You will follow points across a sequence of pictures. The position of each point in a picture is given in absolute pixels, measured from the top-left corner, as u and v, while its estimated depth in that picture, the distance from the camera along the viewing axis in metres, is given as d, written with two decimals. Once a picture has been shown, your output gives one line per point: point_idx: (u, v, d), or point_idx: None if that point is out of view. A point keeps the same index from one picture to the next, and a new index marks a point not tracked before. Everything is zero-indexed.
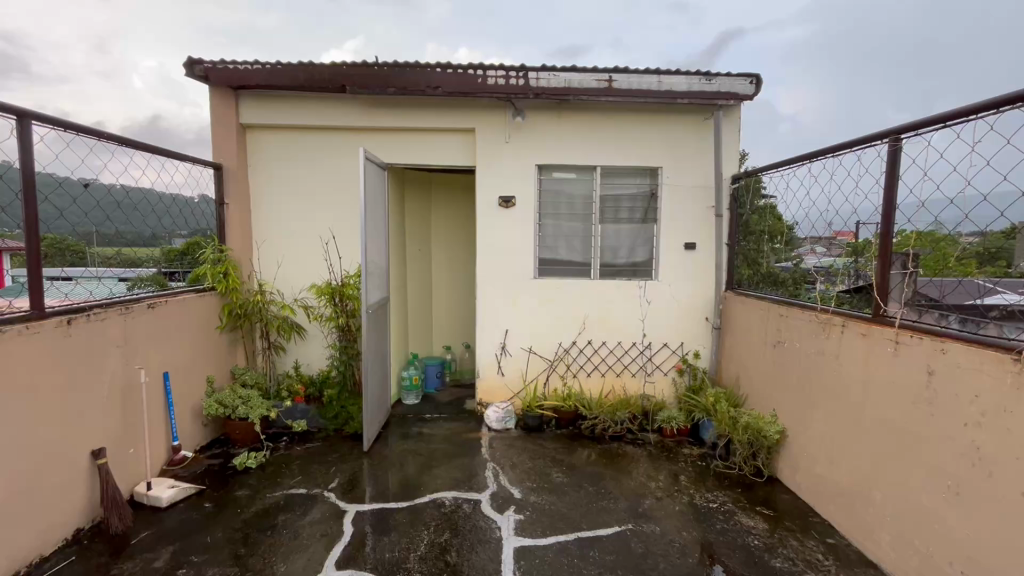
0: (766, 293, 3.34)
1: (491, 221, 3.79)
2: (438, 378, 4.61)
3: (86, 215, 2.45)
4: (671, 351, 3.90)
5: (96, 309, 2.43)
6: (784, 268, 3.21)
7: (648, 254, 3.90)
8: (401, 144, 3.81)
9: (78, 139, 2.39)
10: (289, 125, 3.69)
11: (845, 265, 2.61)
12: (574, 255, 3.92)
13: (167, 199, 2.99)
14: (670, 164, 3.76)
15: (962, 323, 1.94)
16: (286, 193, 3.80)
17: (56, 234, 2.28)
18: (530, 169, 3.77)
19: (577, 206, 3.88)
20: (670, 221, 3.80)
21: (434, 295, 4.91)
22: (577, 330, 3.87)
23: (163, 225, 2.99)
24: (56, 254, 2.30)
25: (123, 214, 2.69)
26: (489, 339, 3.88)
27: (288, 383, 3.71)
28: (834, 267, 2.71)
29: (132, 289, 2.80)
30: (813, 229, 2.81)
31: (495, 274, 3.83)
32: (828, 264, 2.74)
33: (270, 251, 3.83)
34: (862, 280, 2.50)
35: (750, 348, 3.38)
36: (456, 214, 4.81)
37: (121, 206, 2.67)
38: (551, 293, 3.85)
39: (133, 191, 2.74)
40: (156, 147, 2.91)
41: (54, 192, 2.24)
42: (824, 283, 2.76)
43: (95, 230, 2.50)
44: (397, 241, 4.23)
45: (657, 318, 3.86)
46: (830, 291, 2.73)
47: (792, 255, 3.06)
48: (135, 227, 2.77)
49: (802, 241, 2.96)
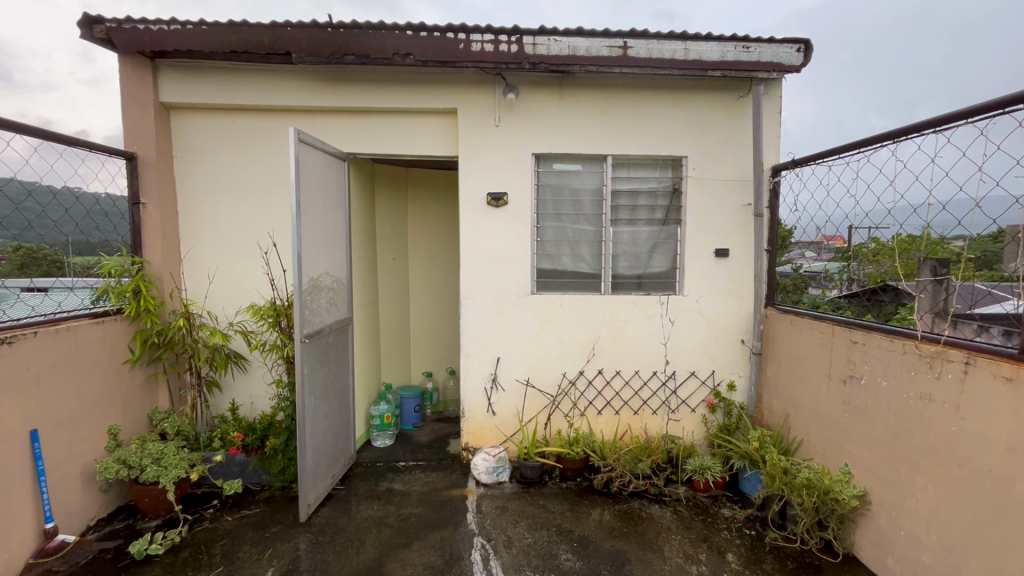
0: (778, 302, 3.02)
1: (478, 225, 3.07)
2: (416, 413, 3.85)
3: (67, 224, 2.32)
4: (700, 383, 3.17)
5: (53, 327, 2.24)
6: (781, 274, 3.10)
7: (669, 263, 3.20)
8: (365, 131, 3.09)
9: (54, 146, 2.26)
10: (225, 104, 2.95)
11: (839, 270, 2.55)
12: (580, 265, 3.20)
13: (123, 205, 2.76)
14: (697, 152, 3.08)
15: (1005, 335, 1.77)
16: (221, 190, 3.04)
17: (35, 243, 2.17)
18: (525, 159, 3.06)
19: (582, 205, 3.18)
20: (697, 223, 3.11)
21: (412, 314, 4.15)
22: (584, 357, 3.14)
23: (119, 231, 2.72)
24: (32, 263, 2.17)
25: (96, 221, 2.52)
26: (476, 370, 3.14)
27: (222, 430, 2.93)
28: (827, 271, 2.65)
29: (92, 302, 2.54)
30: (803, 234, 2.74)
31: (483, 289, 3.10)
32: (821, 268, 2.68)
33: (200, 263, 3.05)
34: (856, 284, 2.46)
35: (806, 382, 2.68)
36: (438, 219, 4.10)
37: (93, 214, 2.50)
38: (552, 312, 3.12)
39: (102, 199, 2.57)
40: (111, 149, 2.65)
41: (34, 201, 2.14)
42: (820, 288, 2.73)
43: (74, 238, 2.36)
44: (363, 247, 3.46)
45: (682, 341, 3.15)
46: (825, 296, 2.70)
47: (786, 260, 2.98)
48: (104, 235, 2.59)
49: (793, 245, 2.89)
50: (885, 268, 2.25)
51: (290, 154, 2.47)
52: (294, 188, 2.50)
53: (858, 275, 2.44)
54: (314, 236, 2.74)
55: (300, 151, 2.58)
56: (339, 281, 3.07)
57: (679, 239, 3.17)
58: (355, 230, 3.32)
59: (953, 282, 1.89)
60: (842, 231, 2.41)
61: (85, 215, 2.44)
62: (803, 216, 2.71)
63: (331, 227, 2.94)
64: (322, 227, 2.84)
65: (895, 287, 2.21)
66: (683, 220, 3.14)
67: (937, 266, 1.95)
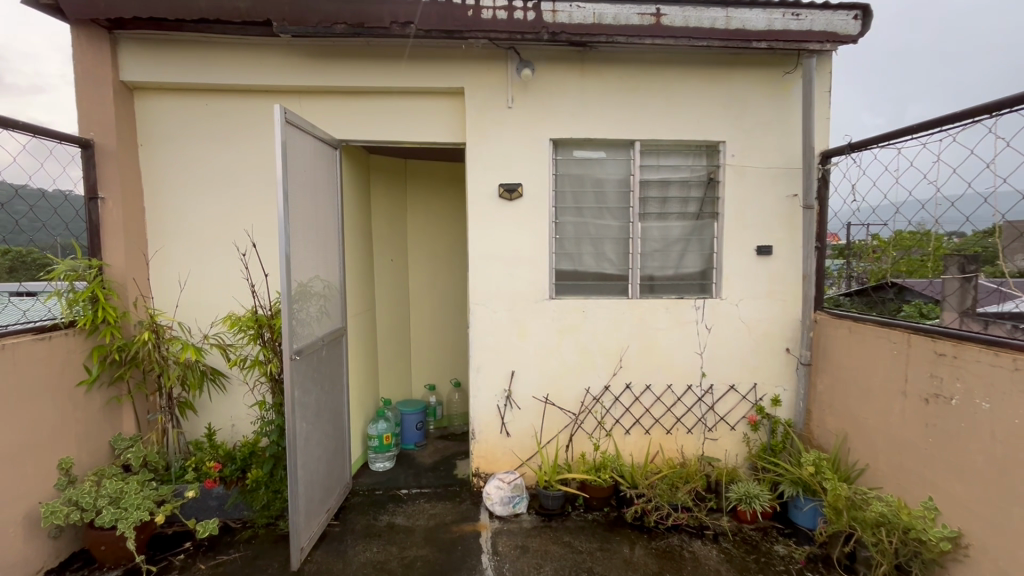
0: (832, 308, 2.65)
1: (488, 221, 2.70)
2: (419, 431, 3.47)
3: (20, 224, 2.00)
4: (741, 397, 2.81)
5: None
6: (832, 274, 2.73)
7: (704, 262, 2.85)
8: (360, 115, 2.71)
9: None
10: (197, 84, 2.56)
11: (838, 268, 2.65)
12: (603, 265, 2.84)
13: (76, 200, 2.35)
14: (736, 136, 2.72)
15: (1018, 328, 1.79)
16: (194, 182, 2.64)
17: None
18: (542, 145, 2.69)
19: (606, 197, 2.81)
20: (736, 217, 2.75)
21: (413, 321, 3.77)
22: (610, 370, 2.77)
23: (72, 230, 2.32)
24: None
25: (44, 219, 2.13)
26: (488, 385, 2.76)
27: (197, 458, 2.54)
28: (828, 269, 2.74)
29: (35, 314, 2.15)
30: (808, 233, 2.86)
31: (496, 294, 2.73)
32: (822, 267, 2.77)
33: (170, 267, 2.65)
34: (855, 282, 2.56)
35: (870, 399, 2.32)
36: (441, 216, 3.73)
37: (39, 211, 2.10)
38: (574, 319, 2.75)
39: (51, 192, 2.17)
40: (61, 134, 2.25)
41: None
42: None
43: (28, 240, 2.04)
44: (358, 248, 3.08)
45: (720, 351, 2.79)
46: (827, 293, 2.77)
47: None
48: (54, 235, 2.19)
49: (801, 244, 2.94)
50: (886, 266, 2.32)
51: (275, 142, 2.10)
52: (282, 182, 2.13)
53: (857, 273, 2.53)
54: (304, 236, 2.36)
55: (288, 138, 2.21)
56: (332, 286, 2.70)
57: (716, 236, 2.81)
58: (349, 227, 2.93)
59: (982, 279, 1.88)
60: (919, 224, 2.06)
61: (36, 213, 2.08)
62: (863, 205, 2.36)
63: (323, 225, 2.57)
64: (313, 225, 2.46)
65: (899, 283, 2.27)
66: (721, 214, 2.78)
67: (965, 262, 1.92)
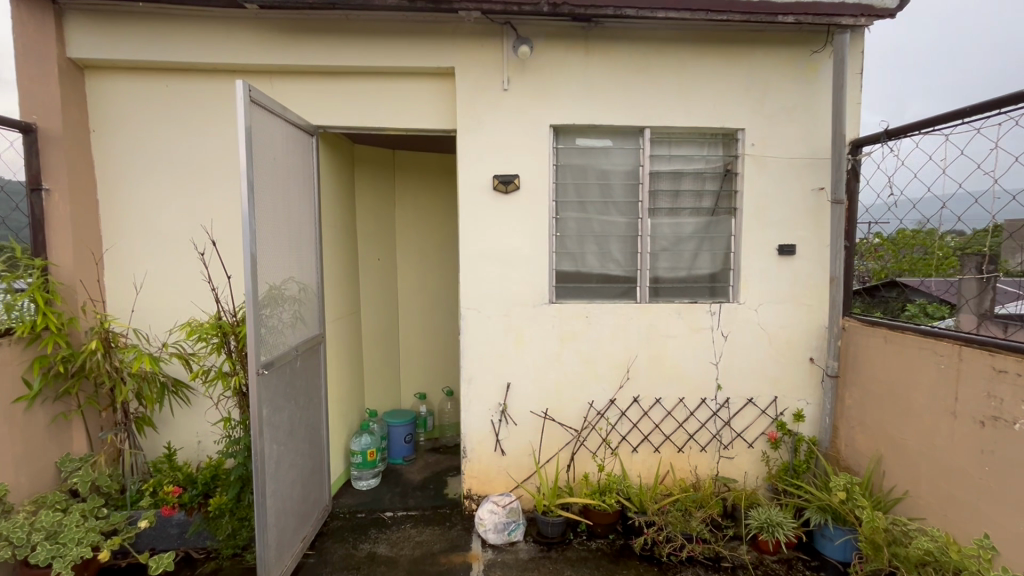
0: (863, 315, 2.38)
1: (482, 216, 2.43)
2: (407, 444, 3.21)
3: None
4: (760, 412, 2.55)
5: None
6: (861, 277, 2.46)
7: (720, 262, 2.58)
8: (338, 98, 2.43)
9: None
10: (155, 62, 2.29)
11: None
12: (608, 266, 2.57)
13: (14, 190, 2.06)
14: (756, 122, 2.45)
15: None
16: (153, 172, 2.37)
17: None
18: (541, 132, 2.42)
19: (612, 190, 2.54)
20: (756, 213, 2.48)
21: (402, 325, 3.50)
22: (616, 382, 2.51)
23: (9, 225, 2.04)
24: None
25: None
26: (481, 398, 2.50)
27: (154, 480, 2.27)
28: None
29: None
30: None
31: (490, 298, 2.46)
32: None
33: (126, 268, 2.38)
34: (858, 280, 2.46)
35: (911, 418, 2.06)
36: (431, 211, 3.46)
37: None
38: (576, 326, 2.49)
39: None
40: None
41: None
42: None
43: None
44: (339, 245, 2.82)
45: (737, 361, 2.53)
46: None
47: None
48: None
49: None
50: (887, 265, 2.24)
51: (237, 131, 1.80)
52: (245, 178, 1.82)
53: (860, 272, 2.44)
54: (273, 236, 2.07)
55: (253, 126, 1.90)
56: (307, 288, 2.42)
57: (733, 234, 2.55)
58: (328, 223, 2.66)
59: (1001, 280, 1.73)
60: (963, 224, 1.81)
61: None
62: (902, 200, 2.08)
63: (296, 221, 2.28)
64: (284, 221, 2.17)
65: (901, 282, 2.19)
66: (739, 209, 2.51)
67: (982, 263, 1.78)
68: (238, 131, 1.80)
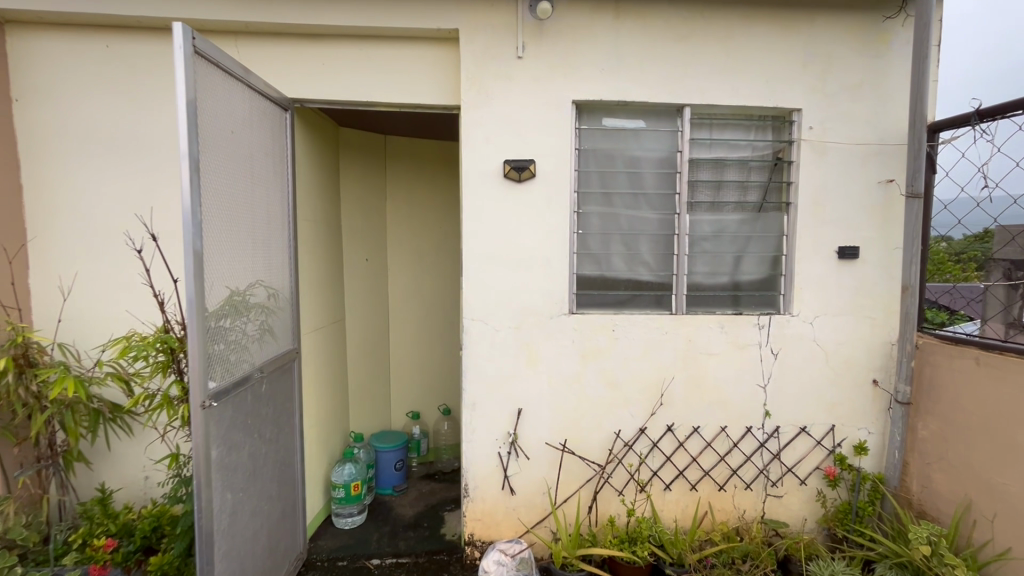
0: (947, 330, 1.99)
1: (490, 209, 2.03)
2: (398, 472, 2.80)
3: None
4: (814, 443, 2.16)
5: None
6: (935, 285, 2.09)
7: (767, 266, 2.20)
8: (317, 66, 2.02)
9: None
10: (91, 15, 1.86)
11: None
12: (638, 270, 2.17)
13: None
14: (815, 102, 2.07)
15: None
16: (89, 151, 1.94)
17: None
18: (562, 109, 2.02)
19: (642, 180, 2.15)
20: (813, 208, 2.10)
21: (393, 334, 3.08)
22: (647, 407, 2.12)
23: None
24: None
25: None
26: (487, 427, 2.10)
27: (84, 530, 1.81)
28: None
29: None
30: None
31: (499, 308, 2.06)
32: None
33: (55, 267, 1.95)
34: None
35: (1015, 459, 1.68)
36: (428, 206, 3.05)
37: None
38: (600, 341, 2.09)
39: None
40: None
41: None
42: None
43: None
44: (319, 242, 2.41)
45: (788, 383, 2.15)
46: None
47: None
48: None
49: None
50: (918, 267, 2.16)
51: (177, 99, 1.35)
52: (189, 162, 1.38)
53: None
54: (229, 233, 1.64)
55: (199, 93, 1.45)
56: (276, 293, 1.99)
57: (784, 233, 2.17)
58: (305, 217, 2.25)
59: None
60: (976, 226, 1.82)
61: None
62: (997, 193, 1.74)
63: (260, 212, 1.84)
64: (244, 214, 1.73)
65: None
66: (793, 203, 2.13)
67: (1012, 268, 1.73)
68: (177, 99, 1.35)
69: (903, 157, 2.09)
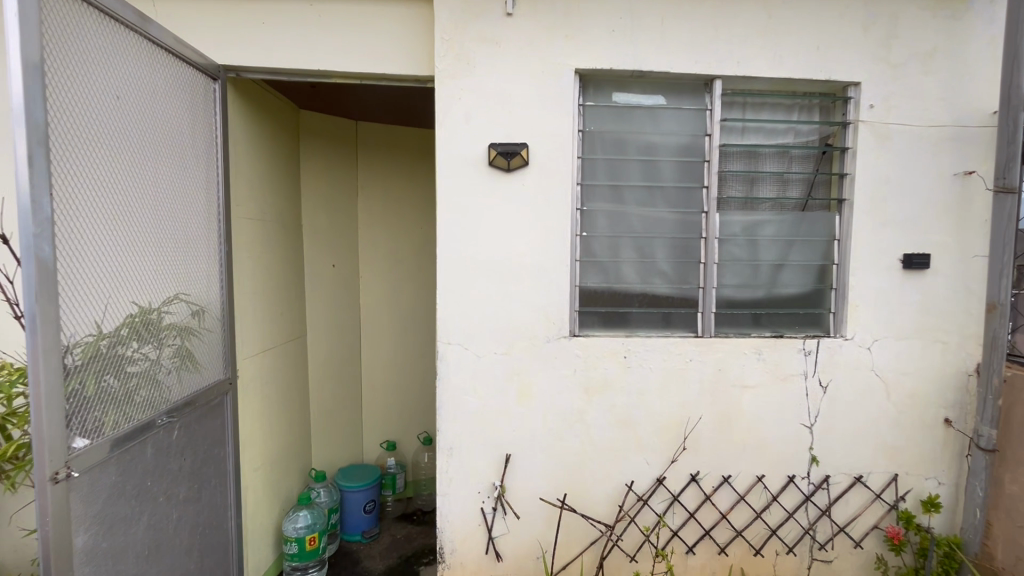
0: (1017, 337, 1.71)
1: (472, 205, 1.62)
2: (368, 514, 2.37)
3: None
4: (873, 497, 1.75)
5: None
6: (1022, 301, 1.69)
7: (813, 277, 1.79)
8: (257, 25, 1.62)
9: None
10: None
11: None
12: (654, 283, 1.76)
13: None
14: (877, 74, 1.67)
15: None
16: None
17: None
18: (562, 80, 1.61)
19: (659, 171, 1.74)
20: (873, 207, 1.70)
21: (366, 351, 2.67)
22: (666, 452, 1.71)
23: None
24: None
25: None
26: (467, 477, 1.68)
27: None
28: None
29: None
30: None
31: (483, 329, 1.65)
32: None
33: None
34: None
35: None
36: (406, 202, 2.64)
37: None
38: (609, 371, 1.68)
39: None
40: None
41: None
42: None
43: None
44: (269, 245, 2.01)
45: (841, 423, 1.74)
46: None
47: None
48: None
49: None
50: None
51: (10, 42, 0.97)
52: (30, 130, 1.00)
53: None
54: (119, 231, 1.25)
55: (53, 40, 1.06)
56: (204, 310, 1.59)
57: (835, 237, 1.76)
58: (247, 215, 1.83)
59: None
60: None
61: None
62: None
63: (175, 207, 1.45)
64: (145, 208, 1.33)
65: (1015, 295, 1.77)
66: (849, 200, 1.71)
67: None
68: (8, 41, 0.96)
69: (985, 143, 1.69)
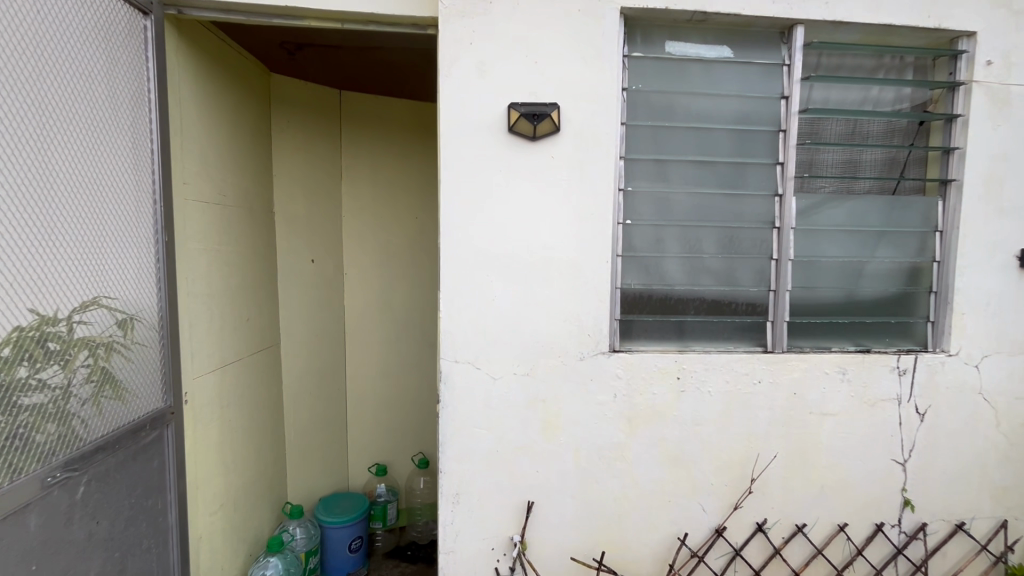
0: None
1: (486, 184, 1.25)
2: (353, 553, 2.02)
3: None
4: (976, 548, 1.43)
5: None
6: None
7: (906, 276, 1.44)
8: None
9: None
10: None
11: None
12: (712, 284, 1.40)
13: None
14: (996, 22, 1.32)
15: None
16: None
17: None
18: (603, 22, 1.25)
19: (721, 143, 1.38)
20: (987, 190, 1.36)
21: (351, 360, 2.29)
22: (727, 496, 1.36)
23: None
24: None
25: None
26: (478, 530, 1.32)
27: None
28: None
29: None
30: None
31: (500, 343, 1.29)
32: None
33: None
34: None
35: None
36: (399, 187, 2.26)
37: None
38: (658, 396, 1.33)
39: None
40: None
41: None
42: None
43: None
44: (231, 236, 1.62)
45: (941, 458, 1.40)
46: None
47: None
48: None
49: None
50: None
51: None
52: None
53: None
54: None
55: None
56: (134, 319, 1.20)
57: (936, 227, 1.42)
58: (199, 196, 1.45)
59: None
60: None
61: None
62: None
63: (82, 177, 1.05)
64: (32, 175, 0.94)
65: None
66: (957, 181, 1.37)
67: None
68: None
69: None
